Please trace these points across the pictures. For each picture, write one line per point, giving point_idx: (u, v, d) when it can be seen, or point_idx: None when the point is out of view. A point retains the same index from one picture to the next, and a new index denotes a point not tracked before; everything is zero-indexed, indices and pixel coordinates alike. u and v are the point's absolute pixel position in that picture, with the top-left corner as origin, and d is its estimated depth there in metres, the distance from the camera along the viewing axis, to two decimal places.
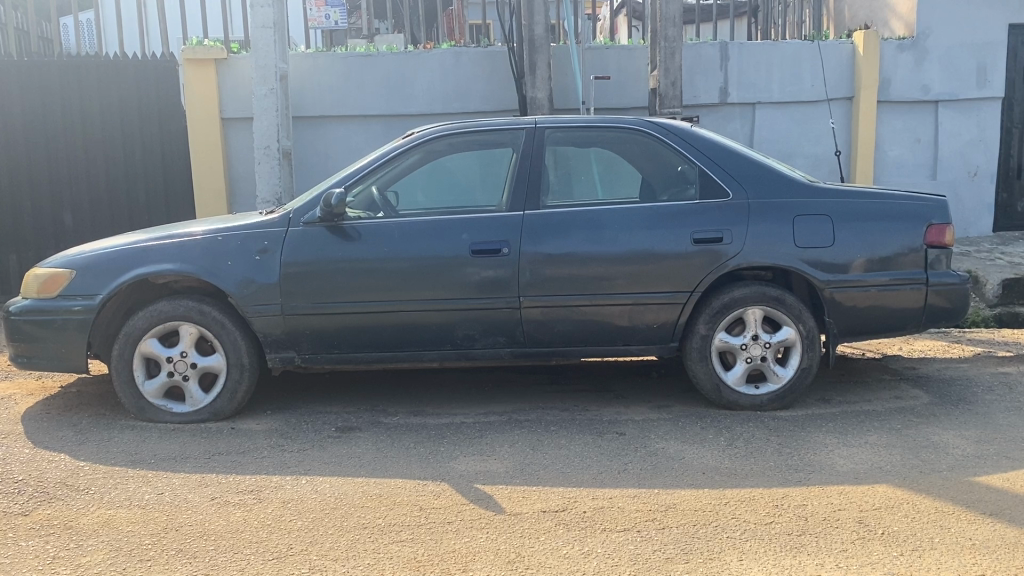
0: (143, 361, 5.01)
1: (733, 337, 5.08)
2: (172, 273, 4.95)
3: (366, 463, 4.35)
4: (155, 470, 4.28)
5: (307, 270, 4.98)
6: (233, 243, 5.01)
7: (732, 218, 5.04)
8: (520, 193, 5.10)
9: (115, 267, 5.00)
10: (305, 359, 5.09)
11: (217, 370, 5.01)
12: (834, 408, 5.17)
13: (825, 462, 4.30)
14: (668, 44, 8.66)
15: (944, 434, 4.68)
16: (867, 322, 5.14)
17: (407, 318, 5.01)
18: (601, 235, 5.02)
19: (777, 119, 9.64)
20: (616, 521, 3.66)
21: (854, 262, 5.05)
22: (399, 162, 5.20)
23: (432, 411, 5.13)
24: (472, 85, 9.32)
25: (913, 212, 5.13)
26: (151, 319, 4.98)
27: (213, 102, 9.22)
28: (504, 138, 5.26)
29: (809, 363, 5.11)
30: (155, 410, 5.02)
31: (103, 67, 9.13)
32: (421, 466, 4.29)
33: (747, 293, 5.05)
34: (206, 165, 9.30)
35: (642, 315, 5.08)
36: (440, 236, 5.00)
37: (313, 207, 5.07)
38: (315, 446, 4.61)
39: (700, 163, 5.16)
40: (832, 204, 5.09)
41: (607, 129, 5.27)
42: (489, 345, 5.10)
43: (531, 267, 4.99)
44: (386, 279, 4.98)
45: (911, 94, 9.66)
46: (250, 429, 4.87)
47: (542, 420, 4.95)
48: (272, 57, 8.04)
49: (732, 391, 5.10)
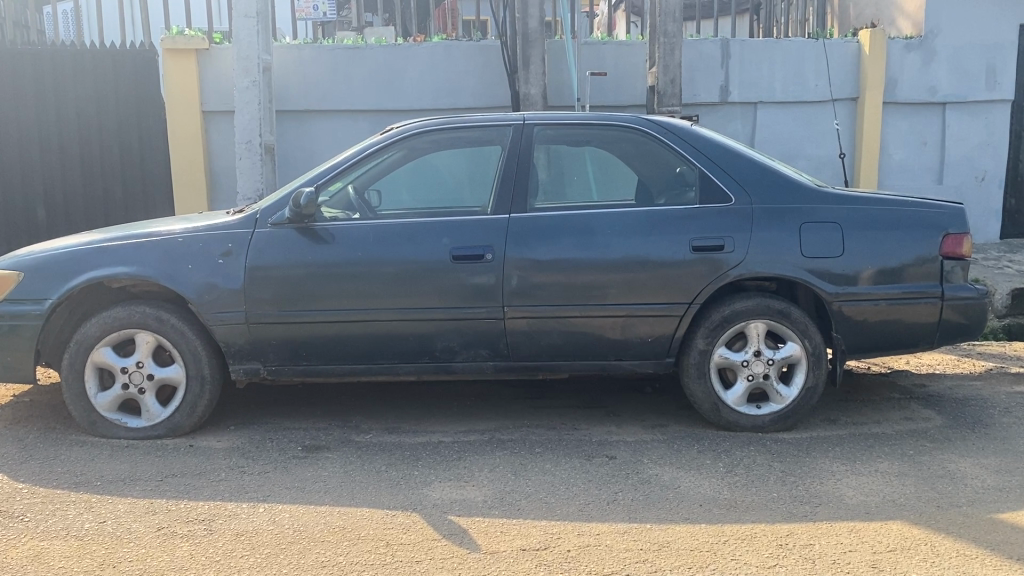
0: (95, 371, 4.63)
1: (733, 353, 4.72)
2: (128, 277, 4.57)
3: (331, 488, 3.97)
4: (100, 495, 3.90)
5: (273, 274, 4.60)
6: (194, 245, 4.63)
7: (734, 224, 4.67)
8: (506, 193, 4.74)
9: (66, 269, 4.62)
10: (271, 371, 4.71)
11: (175, 382, 4.63)
12: (841, 430, 4.81)
13: (833, 494, 3.93)
14: (667, 40, 8.30)
15: (961, 462, 4.31)
16: (878, 338, 4.78)
17: (381, 328, 4.64)
18: (592, 241, 4.64)
19: (779, 119, 9.28)
20: (602, 562, 3.29)
21: (864, 273, 4.69)
22: (377, 159, 4.84)
23: (407, 429, 4.76)
24: (464, 79, 8.93)
25: (928, 220, 4.77)
26: (105, 327, 4.60)
27: (192, 94, 8.79)
28: (490, 135, 4.90)
29: (815, 383, 4.74)
30: (107, 425, 4.64)
31: (79, 59, 8.79)
32: (392, 494, 3.91)
33: (750, 305, 4.69)
34: (186, 159, 8.88)
35: (635, 328, 4.71)
36: (418, 240, 4.63)
37: (282, 207, 4.70)
38: (277, 467, 4.23)
39: (700, 164, 4.80)
40: (841, 210, 4.72)
41: (601, 127, 4.91)
42: (470, 358, 4.73)
43: (516, 274, 4.62)
44: (361, 286, 4.61)
45: (918, 95, 9.30)
46: (209, 447, 4.49)
47: (526, 440, 4.58)
48: (254, 47, 7.65)
49: (731, 411, 4.73)
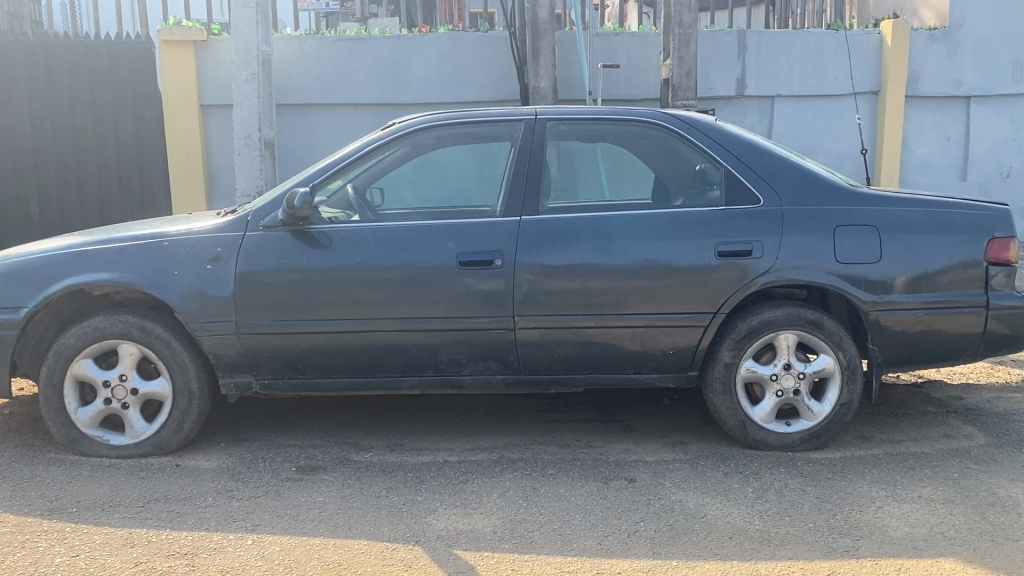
0: (75, 385, 4.31)
1: (761, 366, 4.38)
2: (109, 284, 4.25)
3: (326, 517, 3.64)
4: (75, 524, 3.58)
5: (266, 281, 4.27)
6: (180, 250, 4.31)
7: (763, 227, 4.32)
8: (516, 194, 4.40)
9: (43, 274, 4.29)
10: (264, 385, 4.39)
11: (161, 397, 4.32)
12: (877, 449, 4.46)
13: (875, 525, 3.60)
14: (682, 31, 7.93)
15: (1010, 487, 3.96)
16: (918, 350, 4.43)
17: (381, 339, 4.31)
18: (609, 245, 4.30)
19: (798, 113, 8.92)
20: None
21: (903, 281, 4.34)
22: (378, 157, 4.50)
23: (410, 447, 4.44)
24: (470, 71, 8.58)
25: (971, 223, 4.41)
26: (85, 337, 4.28)
27: (191, 87, 8.46)
28: (499, 130, 4.56)
29: (849, 398, 4.40)
30: (88, 443, 4.32)
31: (73, 50, 8.45)
32: (392, 524, 3.58)
33: (779, 315, 4.35)
34: (184, 155, 8.55)
35: (655, 340, 4.36)
36: (421, 244, 4.29)
37: (275, 208, 4.38)
38: (269, 492, 3.90)
39: (724, 162, 4.46)
40: (876, 212, 4.37)
41: (617, 122, 4.56)
42: (477, 372, 4.40)
43: (528, 281, 4.28)
44: (360, 293, 4.28)
45: (942, 88, 8.92)
46: (196, 468, 4.17)
47: (538, 460, 4.25)
48: (253, 39, 7.32)
49: (759, 428, 4.39)
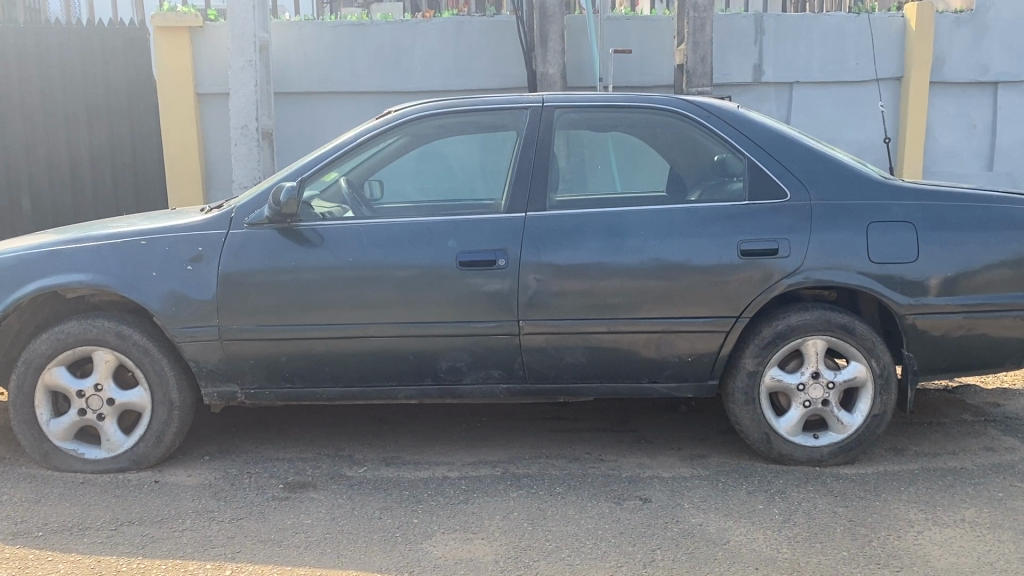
0: (48, 394, 4.01)
1: (787, 374, 4.04)
2: (83, 286, 3.94)
3: (314, 543, 3.33)
4: (38, 551, 3.28)
5: (251, 282, 3.96)
6: (159, 249, 3.99)
7: (789, 224, 3.97)
8: (521, 188, 4.07)
9: (13, 277, 3.99)
10: (250, 394, 4.08)
11: (139, 408, 4.01)
12: (913, 465, 4.12)
13: (916, 553, 3.26)
14: (697, 14, 7.55)
15: None
16: (957, 357, 4.08)
17: (377, 344, 3.99)
18: (622, 243, 3.96)
19: (818, 100, 8.53)
20: None
21: (943, 281, 3.98)
22: (373, 148, 4.17)
23: (407, 461, 4.12)
24: (475, 58, 8.22)
25: (1016, 218, 4.05)
26: (57, 344, 3.97)
27: (187, 75, 8.12)
28: (504, 119, 4.22)
29: (882, 409, 4.06)
30: (61, 457, 4.02)
31: (64, 37, 8.14)
32: (384, 552, 3.26)
33: (807, 319, 4.00)
34: (180, 145, 8.23)
35: (672, 345, 4.03)
36: (419, 242, 3.96)
37: (261, 204, 4.06)
38: (253, 513, 3.60)
39: (745, 151, 4.11)
40: (913, 206, 4.01)
41: (631, 110, 4.22)
42: (479, 380, 4.08)
43: (533, 282, 3.95)
44: (353, 296, 3.95)
45: (969, 74, 8.51)
46: (177, 485, 3.87)
47: (545, 476, 3.94)
48: (250, 24, 6.99)
49: (784, 442, 4.06)
